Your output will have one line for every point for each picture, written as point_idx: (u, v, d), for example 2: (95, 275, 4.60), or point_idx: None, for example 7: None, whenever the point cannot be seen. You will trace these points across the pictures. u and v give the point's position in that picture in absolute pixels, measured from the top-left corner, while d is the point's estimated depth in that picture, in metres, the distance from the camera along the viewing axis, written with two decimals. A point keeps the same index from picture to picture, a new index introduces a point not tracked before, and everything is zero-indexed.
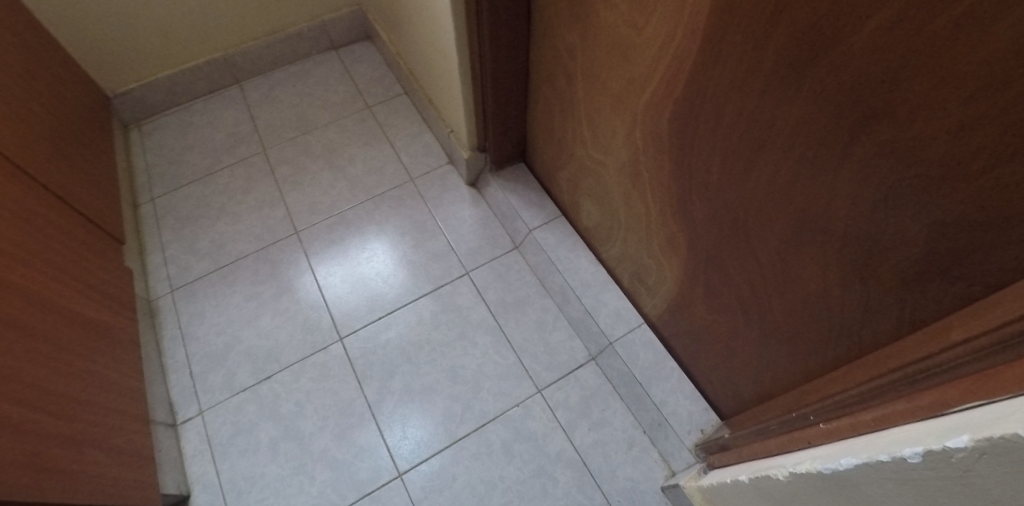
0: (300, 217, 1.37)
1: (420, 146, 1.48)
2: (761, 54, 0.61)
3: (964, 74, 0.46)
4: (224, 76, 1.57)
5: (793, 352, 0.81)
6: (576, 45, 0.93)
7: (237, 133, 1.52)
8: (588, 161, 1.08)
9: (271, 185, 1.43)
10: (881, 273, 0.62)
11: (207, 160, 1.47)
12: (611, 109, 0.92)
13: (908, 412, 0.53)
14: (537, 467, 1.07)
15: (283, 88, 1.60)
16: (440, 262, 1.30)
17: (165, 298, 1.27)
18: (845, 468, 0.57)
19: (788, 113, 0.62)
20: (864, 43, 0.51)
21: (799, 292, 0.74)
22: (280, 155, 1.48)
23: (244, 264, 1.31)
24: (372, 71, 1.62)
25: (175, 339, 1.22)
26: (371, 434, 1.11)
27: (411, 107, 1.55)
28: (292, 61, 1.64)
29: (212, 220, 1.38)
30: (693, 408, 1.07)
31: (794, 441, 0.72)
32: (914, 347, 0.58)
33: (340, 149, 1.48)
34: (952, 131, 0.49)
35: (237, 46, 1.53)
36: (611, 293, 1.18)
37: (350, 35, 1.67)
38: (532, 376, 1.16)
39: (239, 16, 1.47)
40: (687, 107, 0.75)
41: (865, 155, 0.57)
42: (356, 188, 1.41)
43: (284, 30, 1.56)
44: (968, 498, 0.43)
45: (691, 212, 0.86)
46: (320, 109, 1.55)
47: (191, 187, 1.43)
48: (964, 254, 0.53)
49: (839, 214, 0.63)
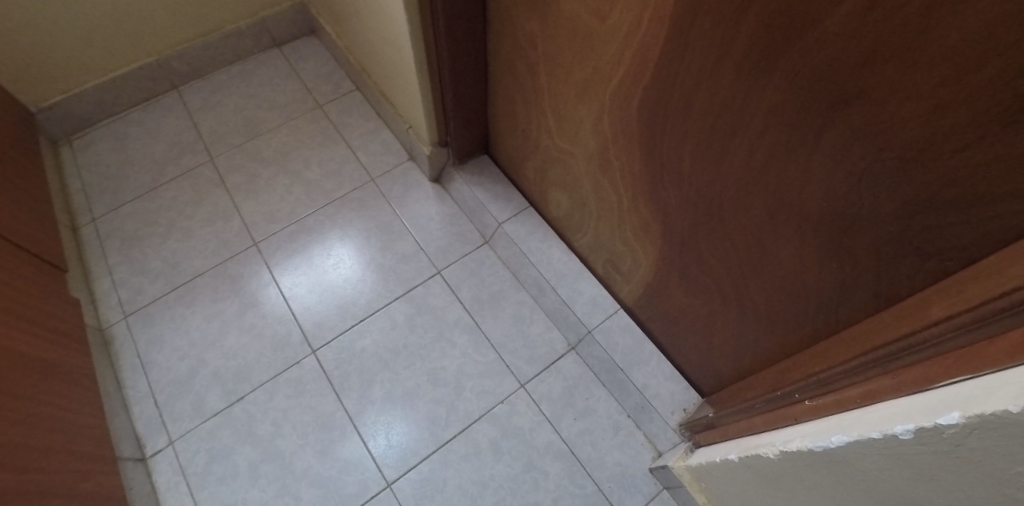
0: (257, 228, 1.31)
1: (378, 144, 1.43)
2: (731, 40, 0.60)
3: (936, 56, 0.46)
4: (160, 82, 1.48)
5: (770, 331, 0.82)
6: (536, 34, 0.91)
7: (180, 142, 1.43)
8: (554, 151, 1.07)
9: (223, 196, 1.35)
10: (855, 253, 0.63)
11: (150, 173, 1.39)
12: (576, 99, 0.91)
13: (894, 388, 0.54)
14: (527, 462, 1.07)
15: (225, 91, 1.51)
16: (410, 263, 1.26)
17: (119, 325, 1.20)
18: (836, 446, 0.58)
19: (760, 99, 0.61)
20: (836, 28, 0.51)
21: (775, 274, 0.75)
22: (229, 163, 1.40)
23: (201, 282, 1.25)
24: (319, 67, 1.56)
25: (135, 368, 1.15)
26: (355, 446, 1.08)
27: (364, 103, 1.50)
28: (232, 61, 1.55)
29: (162, 238, 1.30)
30: (675, 389, 1.08)
31: (779, 419, 0.73)
32: (892, 324, 0.59)
33: (293, 153, 1.41)
34: (926, 113, 0.49)
35: (171, 49, 1.44)
36: (586, 281, 1.17)
37: (292, 31, 1.59)
38: (514, 371, 1.15)
39: (171, 18, 1.38)
40: (656, 96, 0.74)
41: (838, 139, 0.57)
42: (314, 193, 1.36)
43: (221, 29, 1.48)
44: (960, 471, 0.44)
45: (663, 200, 0.85)
46: (267, 111, 1.48)
47: (135, 204, 1.34)
48: (937, 233, 0.54)
49: (814, 198, 0.63)
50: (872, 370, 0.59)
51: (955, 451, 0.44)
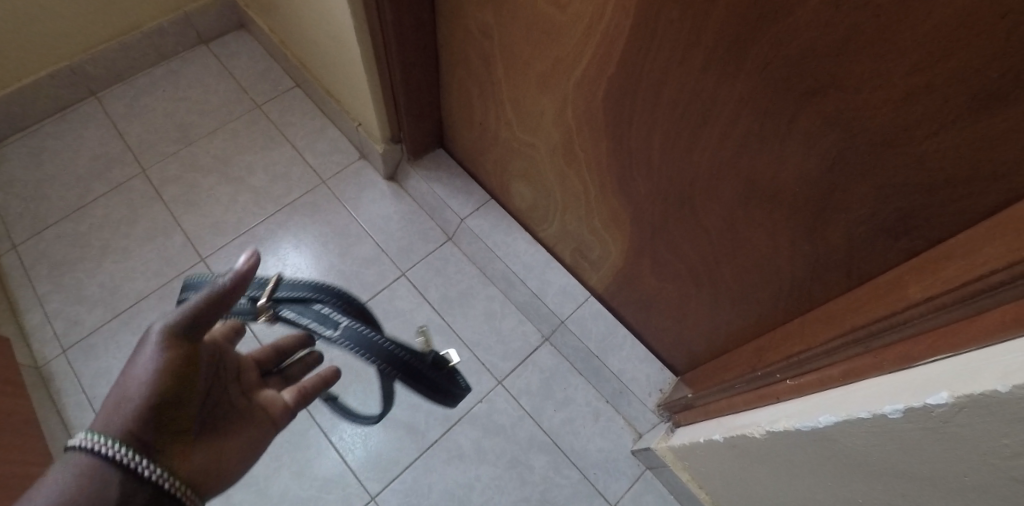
0: (203, 243, 1.23)
1: (325, 143, 1.37)
2: (699, 30, 0.59)
3: (907, 45, 0.46)
4: (75, 89, 1.35)
5: (743, 312, 0.84)
6: (490, 24, 0.88)
7: (106, 155, 1.32)
8: (515, 143, 1.04)
9: (161, 210, 1.27)
10: (827, 236, 0.64)
11: (74, 191, 1.27)
12: (537, 90, 0.88)
13: (877, 366, 0.56)
14: (512, 458, 1.06)
15: (151, 95, 1.40)
16: (372, 266, 1.22)
17: (58, 360, 1.11)
18: (824, 426, 0.59)
19: (731, 88, 0.61)
20: (807, 18, 0.51)
21: (748, 257, 0.76)
22: (164, 174, 1.31)
23: (147, 306, 1.17)
24: (254, 65, 1.46)
25: (82, 405, 1.07)
26: (332, 463, 1.04)
27: (307, 101, 1.42)
28: (156, 62, 1.44)
29: (96, 261, 1.20)
30: (650, 371, 1.09)
31: (761, 398, 0.75)
32: (868, 303, 0.60)
33: (235, 159, 1.33)
34: (898, 101, 0.50)
35: (84, 53, 1.32)
36: (555, 271, 1.17)
37: (220, 26, 1.48)
38: (490, 368, 1.14)
39: (81, 18, 1.26)
40: (622, 87, 0.73)
41: (810, 127, 0.57)
42: (262, 200, 1.29)
43: (140, 27, 1.36)
44: (950, 446, 0.46)
45: (632, 189, 0.85)
46: (201, 115, 1.38)
47: (61, 226, 1.23)
48: (908, 214, 0.55)
49: (786, 184, 0.64)
50: (851, 349, 0.60)
51: (943, 428, 0.46)
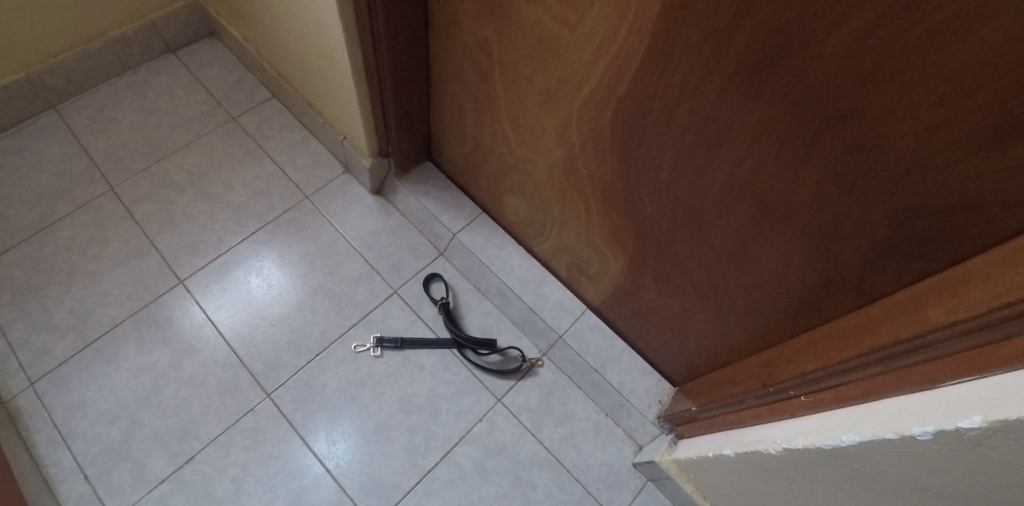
0: (181, 264, 1.18)
1: (306, 157, 1.33)
2: (718, 56, 0.59)
3: (935, 78, 0.47)
4: (33, 101, 1.27)
5: (749, 326, 0.85)
6: (490, 40, 0.86)
7: (69, 171, 1.24)
8: (511, 158, 1.03)
9: (134, 230, 1.20)
10: (841, 256, 0.65)
11: (36, 211, 1.19)
12: (539, 107, 0.88)
13: (900, 387, 0.57)
14: (514, 477, 1.05)
15: (116, 107, 1.33)
16: (363, 285, 1.20)
17: (25, 394, 1.03)
18: (847, 445, 0.58)
19: (749, 113, 0.61)
20: (834, 49, 0.51)
21: (757, 273, 0.77)
22: (134, 192, 1.24)
23: (122, 334, 1.10)
24: (227, 75, 1.41)
25: (53, 442, 1.00)
26: (330, 491, 1.01)
27: (285, 113, 1.38)
28: (120, 73, 1.36)
29: (64, 286, 1.13)
30: (648, 382, 1.09)
31: (779, 413, 0.75)
32: (885, 323, 0.62)
33: (211, 174, 1.28)
34: (921, 130, 0.50)
35: (42, 63, 1.23)
36: (550, 285, 1.16)
37: (189, 33, 1.42)
38: (488, 386, 1.13)
39: (38, 27, 1.17)
40: (633, 107, 0.72)
41: (830, 153, 0.58)
42: (243, 217, 1.24)
43: (103, 36, 1.28)
44: (981, 469, 0.44)
45: (638, 206, 0.85)
46: (173, 128, 1.32)
47: (22, 248, 1.15)
48: (925, 237, 0.57)
49: (801, 206, 0.64)
50: (872, 367, 0.61)
51: (975, 451, 0.44)
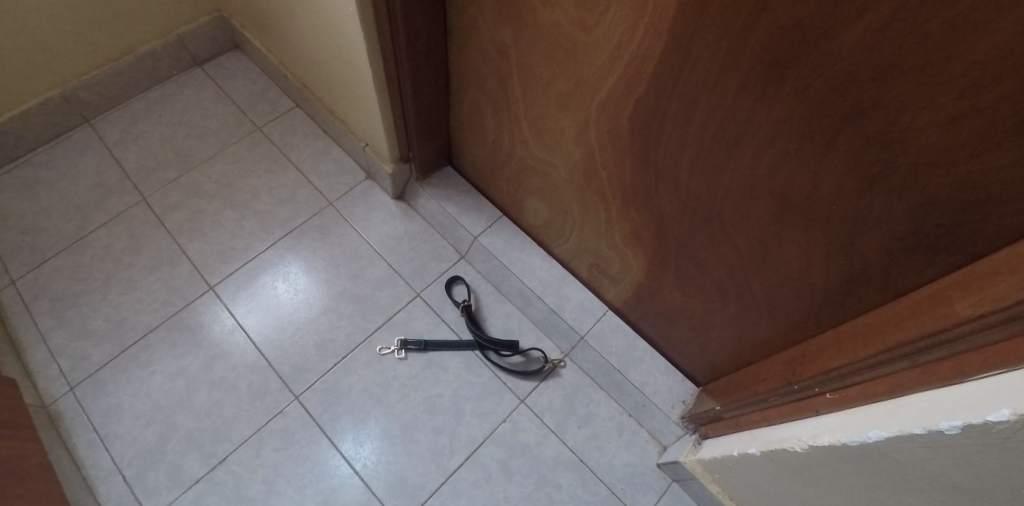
0: (211, 270, 1.21)
1: (329, 164, 1.36)
2: (735, 53, 0.60)
3: (955, 71, 0.47)
4: (68, 116, 1.31)
5: (772, 324, 0.84)
6: (508, 45, 0.88)
7: (104, 183, 1.29)
8: (530, 160, 1.04)
9: (165, 238, 1.24)
10: (864, 250, 0.65)
11: (72, 222, 1.24)
12: (557, 109, 0.88)
13: (928, 382, 0.56)
14: (539, 477, 1.06)
15: (147, 120, 1.37)
16: (387, 288, 1.22)
17: (65, 399, 1.07)
18: (874, 441, 0.58)
19: (768, 110, 0.61)
20: (853, 43, 0.51)
21: (780, 270, 0.76)
22: (165, 202, 1.28)
23: (155, 339, 1.14)
24: (251, 86, 1.45)
25: (93, 444, 1.04)
26: (358, 492, 1.03)
27: (308, 122, 1.41)
28: (150, 87, 1.41)
29: (100, 293, 1.17)
30: (671, 382, 1.09)
31: (804, 410, 0.74)
32: (910, 317, 0.61)
33: (238, 183, 1.31)
34: (942, 123, 0.50)
35: (76, 79, 1.28)
36: (571, 286, 1.17)
37: (214, 47, 1.46)
38: (511, 387, 1.14)
39: (74, 44, 1.22)
40: (651, 106, 0.73)
41: (851, 147, 0.58)
42: (269, 224, 1.27)
43: (134, 51, 1.33)
44: (1012, 465, 0.44)
45: (658, 204, 0.85)
46: (201, 139, 1.36)
47: (60, 258, 1.20)
48: (949, 230, 0.56)
49: (822, 201, 0.64)
50: (897, 363, 0.61)
51: (1004, 444, 0.44)
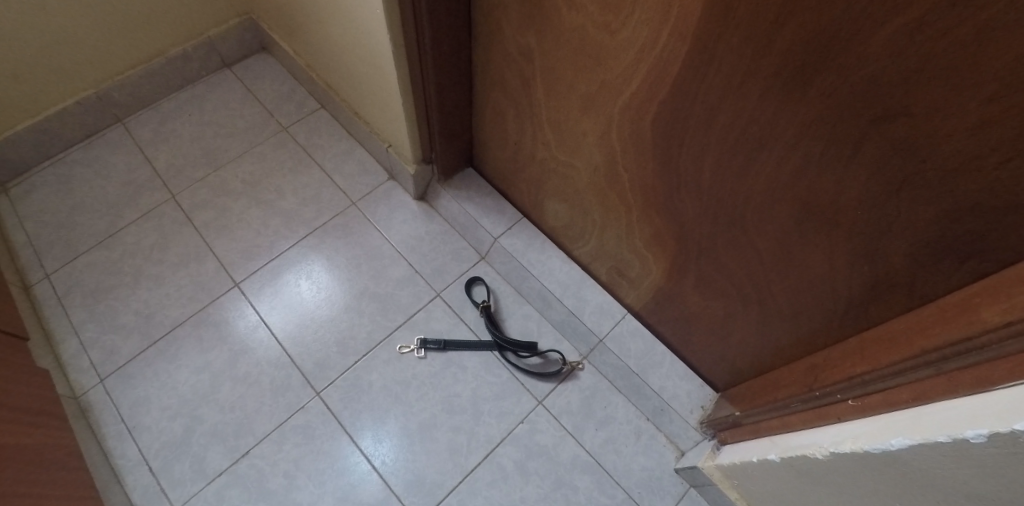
0: (237, 268, 1.24)
1: (353, 165, 1.38)
2: (761, 56, 0.60)
3: (985, 77, 0.46)
4: (102, 115, 1.35)
5: (795, 330, 0.84)
6: (532, 47, 0.88)
7: (135, 180, 1.32)
8: (552, 162, 1.05)
9: (193, 236, 1.27)
10: (890, 256, 0.64)
11: (104, 219, 1.27)
12: (579, 111, 0.89)
13: (953, 390, 0.55)
14: (556, 479, 1.06)
15: (176, 121, 1.41)
16: (408, 287, 1.23)
17: (95, 391, 1.10)
18: (897, 448, 0.57)
19: (793, 114, 0.61)
20: (879, 47, 0.51)
21: (803, 276, 0.76)
22: (193, 200, 1.31)
23: (182, 334, 1.17)
24: (278, 86, 1.48)
25: (121, 435, 1.07)
26: (376, 488, 1.04)
27: (333, 123, 1.44)
28: (180, 87, 1.44)
29: (130, 288, 1.20)
30: (690, 387, 1.09)
31: (826, 417, 0.73)
32: (937, 325, 0.60)
33: (264, 182, 1.34)
34: (968, 129, 0.50)
35: (110, 80, 1.32)
36: (591, 288, 1.18)
37: (242, 49, 1.49)
38: (530, 388, 1.14)
39: (109, 45, 1.26)
40: (674, 109, 0.73)
41: (876, 153, 0.57)
42: (294, 223, 1.30)
43: (166, 52, 1.37)
44: None
45: (679, 207, 0.85)
46: (228, 139, 1.39)
47: (93, 253, 1.23)
48: (977, 237, 0.55)
49: (847, 206, 0.64)
50: (922, 370, 0.60)
51: None
